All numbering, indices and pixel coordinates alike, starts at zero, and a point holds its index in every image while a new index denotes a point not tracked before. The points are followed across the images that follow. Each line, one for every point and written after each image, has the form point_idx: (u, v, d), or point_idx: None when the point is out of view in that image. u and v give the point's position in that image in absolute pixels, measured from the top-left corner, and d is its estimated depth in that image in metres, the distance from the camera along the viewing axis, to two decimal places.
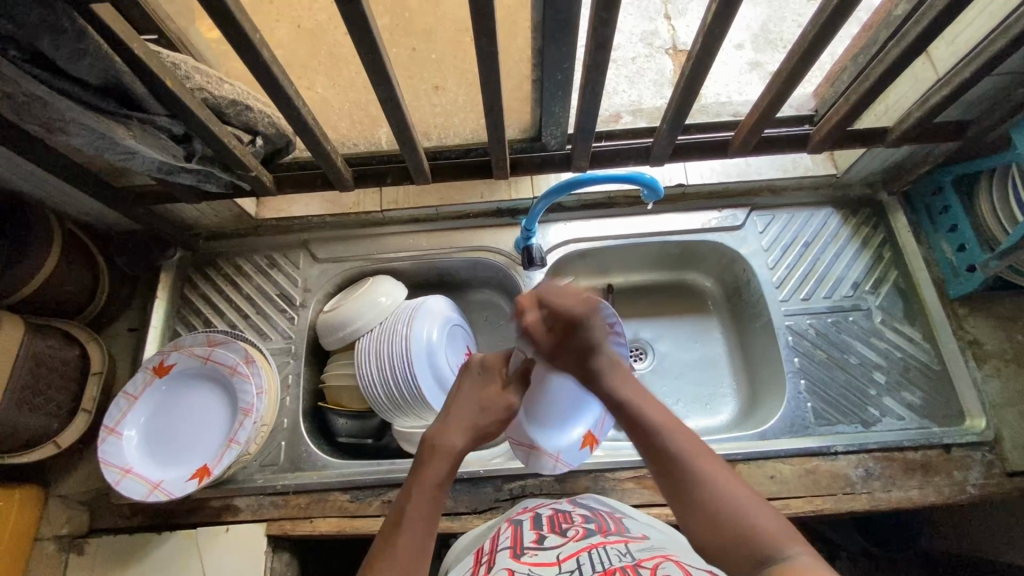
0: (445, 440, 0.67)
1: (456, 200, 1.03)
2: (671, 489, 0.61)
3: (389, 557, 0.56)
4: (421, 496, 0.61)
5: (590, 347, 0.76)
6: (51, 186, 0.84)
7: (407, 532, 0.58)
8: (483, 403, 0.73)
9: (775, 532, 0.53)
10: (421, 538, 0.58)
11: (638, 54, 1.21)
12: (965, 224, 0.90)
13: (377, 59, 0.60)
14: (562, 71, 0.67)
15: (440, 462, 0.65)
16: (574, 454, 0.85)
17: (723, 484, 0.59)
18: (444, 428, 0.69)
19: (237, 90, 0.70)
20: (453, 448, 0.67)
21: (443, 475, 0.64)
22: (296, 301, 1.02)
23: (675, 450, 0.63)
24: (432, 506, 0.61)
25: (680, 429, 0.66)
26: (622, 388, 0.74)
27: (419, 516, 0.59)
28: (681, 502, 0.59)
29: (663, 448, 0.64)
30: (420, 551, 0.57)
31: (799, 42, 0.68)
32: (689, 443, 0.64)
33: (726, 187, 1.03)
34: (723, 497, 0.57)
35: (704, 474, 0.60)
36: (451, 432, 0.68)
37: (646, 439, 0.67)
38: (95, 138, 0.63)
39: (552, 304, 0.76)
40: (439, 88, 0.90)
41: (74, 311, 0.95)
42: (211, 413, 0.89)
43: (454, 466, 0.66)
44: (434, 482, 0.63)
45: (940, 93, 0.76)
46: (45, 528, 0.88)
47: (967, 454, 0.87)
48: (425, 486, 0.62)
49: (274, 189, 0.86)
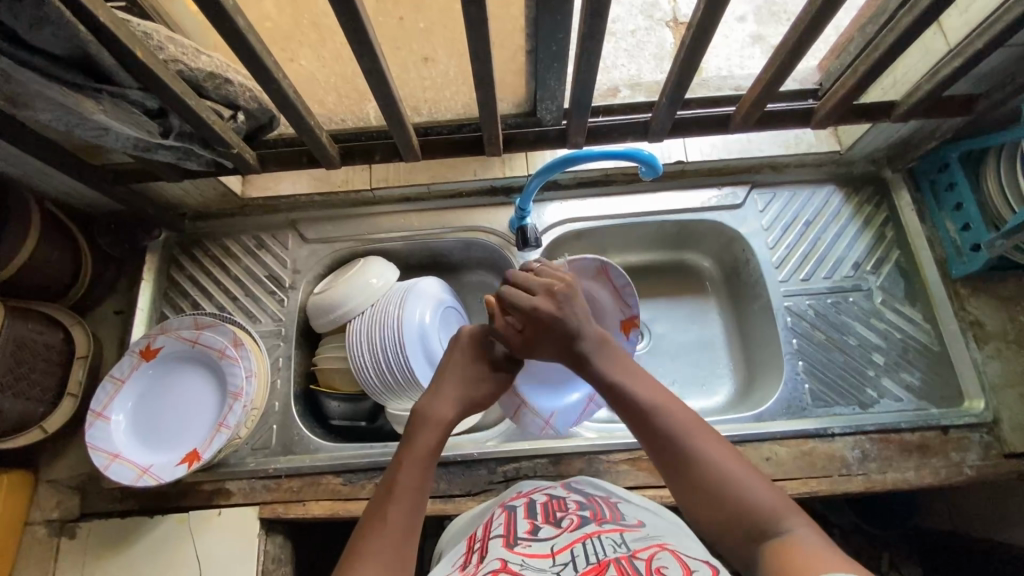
0: (436, 409, 0.67)
1: (448, 178, 1.01)
2: (669, 469, 0.60)
3: (381, 525, 0.56)
4: (412, 466, 0.61)
5: (569, 336, 0.68)
6: (27, 165, 0.81)
7: (397, 501, 0.58)
8: (475, 375, 0.71)
9: (778, 509, 0.54)
10: (411, 512, 0.58)
11: (637, 27, 1.16)
12: (971, 202, 0.87)
13: (358, 26, 0.56)
14: (556, 41, 0.63)
15: (433, 433, 0.64)
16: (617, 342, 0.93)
17: (721, 461, 0.58)
18: (437, 398, 0.68)
19: (216, 62, 0.67)
20: (444, 419, 0.66)
21: (435, 444, 0.64)
22: (286, 283, 1.00)
23: (672, 429, 0.61)
24: (422, 475, 0.61)
25: (672, 401, 0.64)
26: (609, 373, 0.67)
27: (410, 488, 0.59)
28: (681, 484, 0.59)
29: (658, 427, 0.61)
30: (410, 523, 0.57)
31: (805, 11, 0.64)
32: (684, 419, 0.62)
33: (726, 164, 1.00)
34: (723, 477, 0.57)
35: (703, 452, 0.59)
36: (441, 402, 0.67)
37: (640, 417, 0.63)
38: (63, 113, 0.60)
39: (515, 305, 0.70)
40: (428, 59, 0.84)
41: (56, 294, 0.93)
42: (200, 397, 0.87)
43: (444, 435, 0.66)
44: (425, 450, 0.63)
45: (951, 65, 0.73)
46: (35, 513, 0.88)
47: (965, 435, 0.86)
48: (417, 457, 0.62)
49: (258, 166, 0.83)
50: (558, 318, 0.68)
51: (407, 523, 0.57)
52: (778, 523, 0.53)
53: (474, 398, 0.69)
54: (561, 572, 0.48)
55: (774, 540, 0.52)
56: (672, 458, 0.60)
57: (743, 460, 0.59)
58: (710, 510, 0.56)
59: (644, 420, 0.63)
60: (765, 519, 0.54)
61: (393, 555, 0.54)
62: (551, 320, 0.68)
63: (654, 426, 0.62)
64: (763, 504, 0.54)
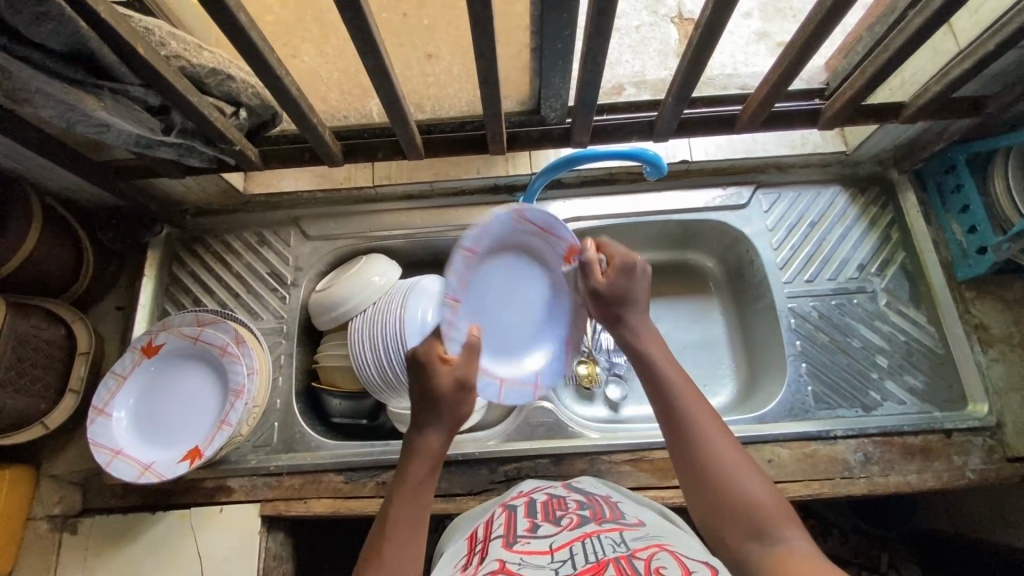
0: (422, 440, 0.64)
1: (451, 175, 1.00)
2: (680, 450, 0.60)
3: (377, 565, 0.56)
4: (406, 503, 0.61)
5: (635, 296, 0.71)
6: (28, 160, 0.81)
7: (397, 540, 0.58)
8: (433, 391, 0.65)
9: (777, 510, 0.54)
10: (414, 550, 0.58)
11: (641, 23, 1.16)
12: (977, 205, 0.87)
13: (363, 25, 0.56)
14: (561, 39, 0.63)
15: (423, 473, 0.63)
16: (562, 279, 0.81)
17: (727, 453, 0.58)
18: (421, 425, 0.65)
19: (218, 58, 0.66)
20: (433, 449, 0.64)
21: (426, 476, 0.62)
22: (288, 280, 0.99)
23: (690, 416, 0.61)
24: (416, 512, 0.60)
25: (688, 385, 0.64)
26: (640, 339, 0.69)
27: (408, 528, 0.59)
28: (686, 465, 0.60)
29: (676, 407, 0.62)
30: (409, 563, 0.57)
31: (816, 10, 0.63)
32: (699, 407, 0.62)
33: (731, 163, 1.00)
34: (727, 467, 0.57)
35: (711, 439, 0.59)
36: (427, 429, 0.65)
37: (659, 393, 0.64)
38: (64, 110, 0.59)
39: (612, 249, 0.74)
40: (432, 56, 0.83)
41: (56, 290, 0.93)
42: (201, 395, 0.87)
43: (437, 465, 0.64)
44: (415, 484, 0.62)
45: (962, 66, 0.72)
46: (38, 508, 0.88)
47: (968, 439, 0.86)
48: (415, 495, 0.61)
49: (260, 163, 0.82)
50: (631, 277, 0.71)
51: (409, 558, 0.57)
52: (774, 523, 0.53)
53: (456, 417, 0.65)
54: (559, 569, 0.47)
55: (769, 540, 0.52)
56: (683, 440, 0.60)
57: (747, 455, 0.59)
58: (708, 498, 0.57)
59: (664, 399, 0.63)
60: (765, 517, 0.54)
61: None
62: (627, 276, 0.71)
63: (669, 406, 0.63)
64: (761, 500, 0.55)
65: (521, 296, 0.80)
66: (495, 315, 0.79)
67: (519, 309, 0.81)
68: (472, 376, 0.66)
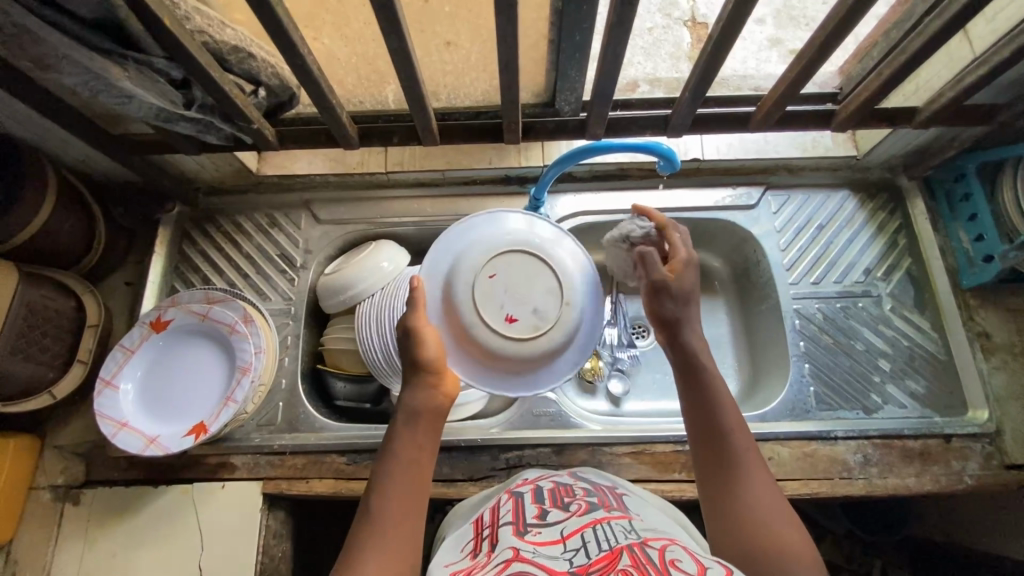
0: (419, 399, 0.63)
1: (463, 164, 1.00)
2: (709, 459, 0.60)
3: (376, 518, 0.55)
4: (397, 461, 0.59)
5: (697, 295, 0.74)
6: (46, 132, 0.82)
7: (394, 500, 0.56)
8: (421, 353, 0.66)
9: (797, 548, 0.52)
10: (406, 496, 0.57)
11: (655, 25, 1.16)
12: (985, 212, 0.87)
13: (388, 5, 0.56)
14: (581, 31, 0.63)
15: (408, 427, 0.62)
16: (451, 282, 0.73)
17: (761, 485, 0.57)
18: (416, 387, 0.65)
19: (241, 36, 0.67)
20: (433, 411, 0.63)
21: (425, 435, 0.61)
22: (297, 262, 1.00)
23: (731, 439, 0.60)
24: (411, 471, 0.58)
25: (734, 407, 0.63)
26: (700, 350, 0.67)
27: (401, 487, 0.57)
28: (713, 474, 0.59)
29: (718, 424, 0.61)
30: (402, 515, 0.55)
31: (833, 14, 0.64)
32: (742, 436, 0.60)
33: (742, 164, 1.00)
34: (755, 496, 0.56)
35: (741, 452, 0.59)
36: (425, 390, 0.64)
37: (701, 405, 0.63)
38: (90, 78, 0.61)
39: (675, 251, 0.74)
40: (450, 44, 0.82)
41: (68, 263, 0.93)
42: (208, 369, 0.87)
43: (431, 427, 0.62)
44: (419, 445, 0.61)
45: (977, 72, 0.73)
46: (41, 477, 0.89)
47: (967, 445, 0.86)
48: (413, 455, 0.60)
49: (276, 144, 0.83)
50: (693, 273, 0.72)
51: (400, 512, 0.55)
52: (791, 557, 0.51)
53: (427, 365, 0.65)
54: (573, 559, 0.47)
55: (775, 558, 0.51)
56: (716, 453, 0.60)
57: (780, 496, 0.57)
58: (716, 495, 0.57)
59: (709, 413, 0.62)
60: (778, 548, 0.52)
61: (396, 535, 0.54)
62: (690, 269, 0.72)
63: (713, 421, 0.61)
64: (782, 533, 0.53)
65: (531, 300, 0.73)
66: (519, 310, 0.72)
67: (487, 307, 0.71)
68: (423, 326, 0.68)
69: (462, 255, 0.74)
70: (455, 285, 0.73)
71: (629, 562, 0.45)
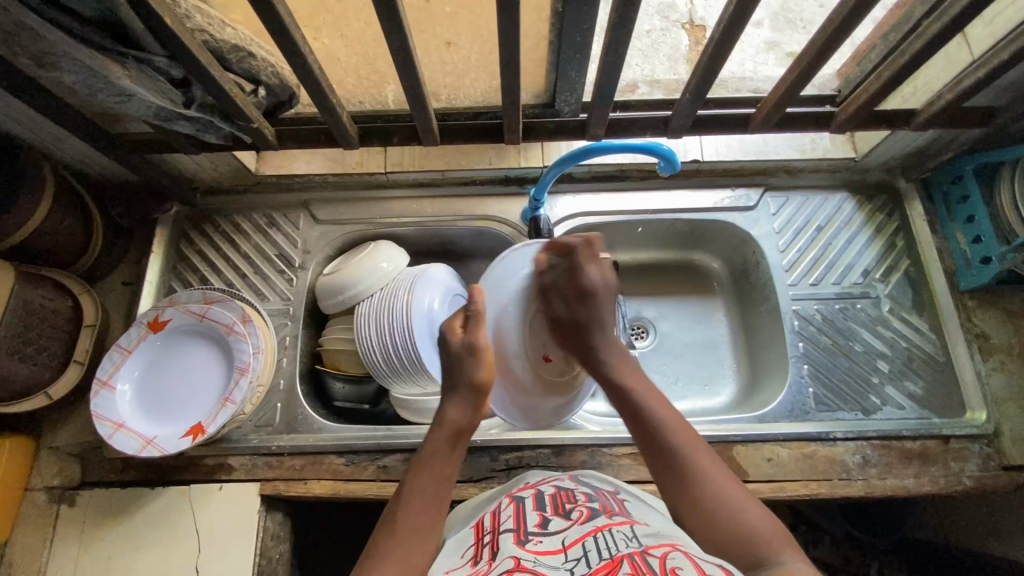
0: (452, 413, 0.66)
1: (464, 165, 1.01)
2: (665, 473, 0.61)
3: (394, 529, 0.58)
4: (428, 478, 0.61)
5: (609, 287, 0.74)
6: (44, 131, 0.81)
7: (416, 510, 0.59)
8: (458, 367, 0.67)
9: (774, 533, 0.54)
10: (428, 507, 0.59)
11: (653, 27, 1.16)
12: (982, 215, 0.88)
13: (390, 4, 0.56)
14: (582, 32, 0.63)
15: (443, 443, 0.64)
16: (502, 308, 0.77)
17: (719, 480, 0.59)
18: (451, 403, 0.66)
19: (240, 35, 0.66)
20: (464, 426, 0.65)
21: (453, 448, 0.64)
22: (296, 263, 1.00)
23: (678, 445, 0.62)
24: (437, 485, 0.61)
25: (666, 407, 0.66)
26: (620, 370, 0.69)
27: (424, 500, 0.60)
28: (676, 497, 0.59)
29: (661, 436, 0.63)
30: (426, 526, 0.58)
31: (832, 16, 0.65)
32: (685, 438, 0.62)
33: (740, 165, 1.00)
34: (718, 491, 0.58)
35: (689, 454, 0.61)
36: (456, 406, 0.66)
37: (642, 420, 0.64)
38: (90, 75, 0.60)
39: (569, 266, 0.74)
40: (451, 44, 0.82)
41: (65, 263, 0.93)
42: (206, 372, 0.87)
43: (460, 441, 0.65)
44: (445, 456, 0.63)
45: (975, 76, 0.74)
46: (35, 479, 0.88)
47: (966, 446, 0.86)
48: (437, 469, 0.62)
49: (276, 144, 0.82)
50: (593, 297, 0.73)
51: (427, 523, 0.58)
52: (771, 547, 0.53)
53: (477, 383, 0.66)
54: (574, 570, 0.47)
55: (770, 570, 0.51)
56: (670, 466, 0.61)
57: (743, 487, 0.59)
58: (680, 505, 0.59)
59: (649, 428, 0.64)
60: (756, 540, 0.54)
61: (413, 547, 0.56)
62: (589, 295, 0.73)
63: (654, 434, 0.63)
64: (757, 524, 0.55)
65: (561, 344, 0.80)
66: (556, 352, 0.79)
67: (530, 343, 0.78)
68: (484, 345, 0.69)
69: (525, 285, 0.78)
70: (508, 313, 0.77)
71: (629, 571, 0.45)
